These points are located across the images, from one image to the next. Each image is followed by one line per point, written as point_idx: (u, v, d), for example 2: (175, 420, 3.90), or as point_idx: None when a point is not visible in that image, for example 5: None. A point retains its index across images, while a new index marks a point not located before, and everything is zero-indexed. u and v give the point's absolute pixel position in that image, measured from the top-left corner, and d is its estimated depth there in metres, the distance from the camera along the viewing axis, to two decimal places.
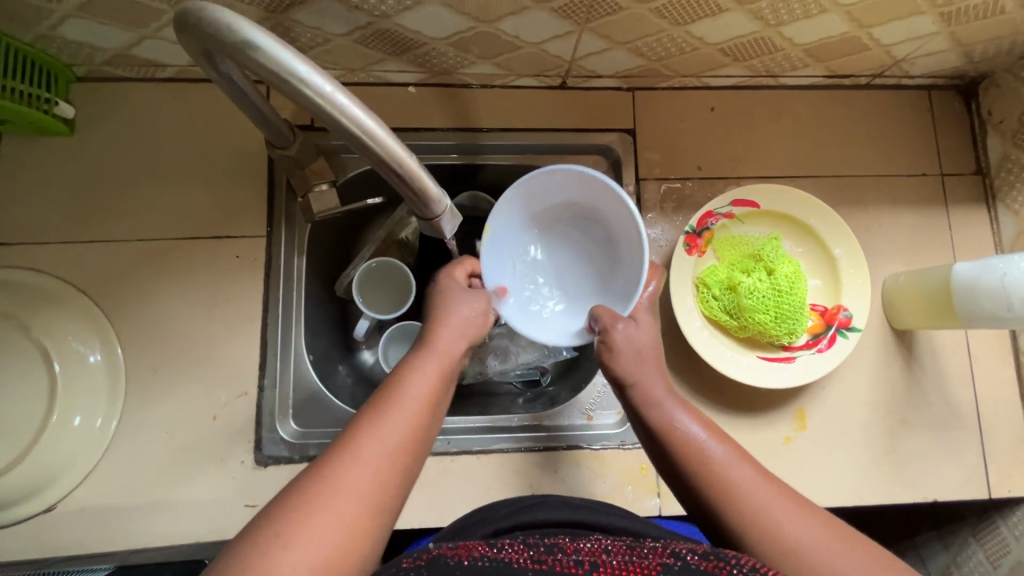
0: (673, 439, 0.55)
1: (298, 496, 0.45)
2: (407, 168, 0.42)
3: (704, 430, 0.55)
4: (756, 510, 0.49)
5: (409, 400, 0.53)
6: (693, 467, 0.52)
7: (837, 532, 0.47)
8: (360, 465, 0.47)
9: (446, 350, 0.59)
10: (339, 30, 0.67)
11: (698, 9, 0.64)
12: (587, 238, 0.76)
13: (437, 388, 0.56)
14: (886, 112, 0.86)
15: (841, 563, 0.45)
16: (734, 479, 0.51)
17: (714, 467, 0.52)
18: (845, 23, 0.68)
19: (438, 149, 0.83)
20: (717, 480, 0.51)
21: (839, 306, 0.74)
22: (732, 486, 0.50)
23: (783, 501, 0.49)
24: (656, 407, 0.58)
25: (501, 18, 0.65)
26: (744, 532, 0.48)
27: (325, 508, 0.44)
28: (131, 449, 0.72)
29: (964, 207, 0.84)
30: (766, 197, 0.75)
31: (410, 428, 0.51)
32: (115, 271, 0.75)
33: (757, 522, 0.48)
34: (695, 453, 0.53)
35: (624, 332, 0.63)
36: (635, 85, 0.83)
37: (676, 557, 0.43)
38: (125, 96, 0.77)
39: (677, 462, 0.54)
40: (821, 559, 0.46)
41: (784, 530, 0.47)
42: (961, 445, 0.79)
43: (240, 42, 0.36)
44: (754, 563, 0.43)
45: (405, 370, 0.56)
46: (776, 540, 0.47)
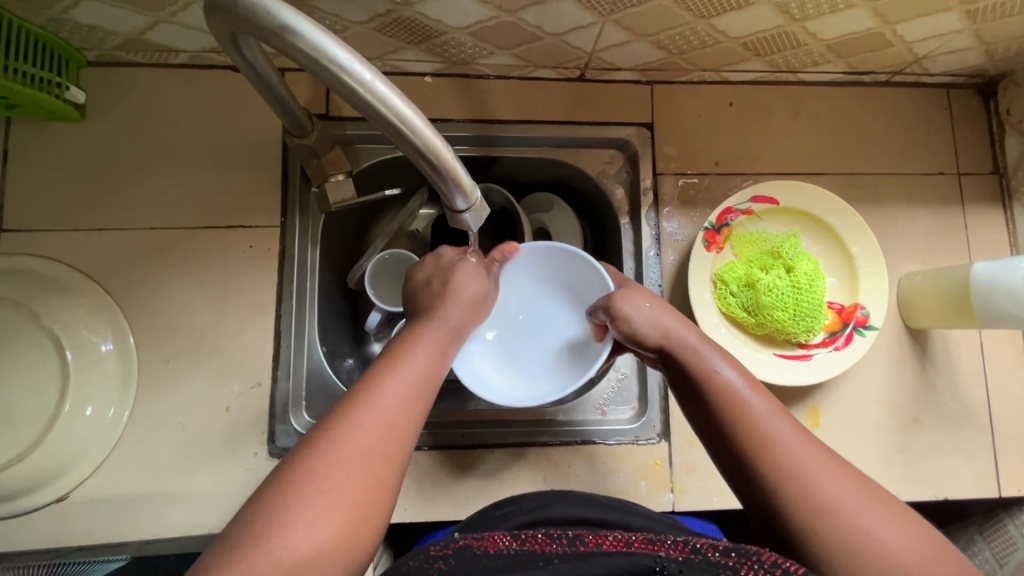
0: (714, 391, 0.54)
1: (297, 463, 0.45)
2: (442, 159, 0.39)
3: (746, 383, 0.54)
4: (797, 468, 0.48)
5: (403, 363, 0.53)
6: (740, 422, 0.51)
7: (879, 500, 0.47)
8: (364, 431, 0.47)
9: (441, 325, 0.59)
10: (358, 18, 0.66)
11: (723, 2, 0.63)
12: (528, 316, 0.77)
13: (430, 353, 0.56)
14: (905, 110, 0.85)
15: (878, 526, 0.45)
16: (779, 439, 0.50)
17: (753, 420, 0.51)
18: (870, 19, 0.67)
19: (454, 141, 0.82)
20: (758, 433, 0.50)
21: (856, 304, 0.74)
22: (776, 446, 0.49)
23: (825, 462, 0.48)
24: (699, 361, 0.57)
25: (524, 8, 0.64)
26: (782, 486, 0.48)
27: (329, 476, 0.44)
28: (143, 439, 0.72)
29: (981, 207, 0.84)
30: (785, 194, 0.74)
31: (409, 389, 0.51)
32: (126, 259, 0.74)
33: (795, 476, 0.48)
34: (735, 405, 0.52)
35: (634, 301, 0.62)
36: (654, 79, 0.82)
37: (691, 551, 0.42)
38: (138, 82, 0.76)
39: (721, 417, 0.53)
40: (860, 518, 0.45)
41: (824, 492, 0.46)
42: (973, 444, 0.79)
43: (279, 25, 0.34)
44: (775, 559, 0.41)
45: (403, 338, 0.56)
46: (809, 497, 0.47)
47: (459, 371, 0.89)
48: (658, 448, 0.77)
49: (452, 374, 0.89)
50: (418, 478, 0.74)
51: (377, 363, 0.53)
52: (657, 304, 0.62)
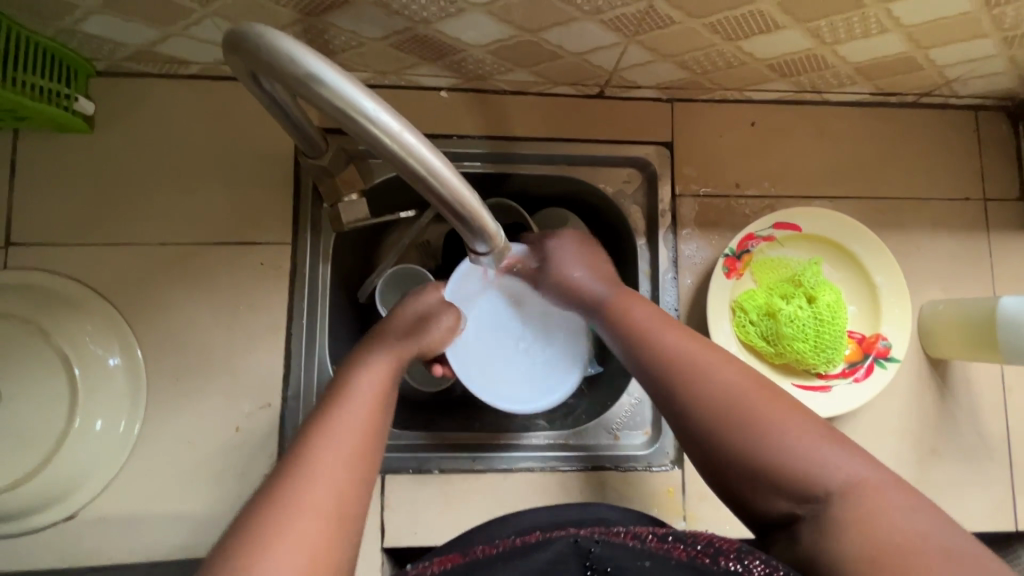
0: (620, 316, 0.63)
1: (257, 513, 0.44)
2: (470, 208, 0.38)
3: (645, 309, 0.62)
4: (689, 363, 0.55)
5: (357, 398, 0.54)
6: (637, 337, 0.60)
7: (768, 391, 0.51)
8: (317, 469, 0.47)
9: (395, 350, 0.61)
10: (375, 34, 0.64)
11: (752, 26, 0.61)
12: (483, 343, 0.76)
13: (385, 387, 0.57)
14: (931, 133, 0.83)
15: (759, 402, 0.51)
16: (674, 347, 0.57)
17: (647, 333, 0.59)
18: (904, 43, 0.65)
19: (469, 157, 0.80)
20: (652, 350, 0.58)
21: (878, 335, 0.72)
22: (670, 351, 0.57)
23: (709, 355, 0.56)
24: (606, 293, 0.66)
25: (546, 28, 0.62)
26: (684, 394, 0.53)
27: (294, 504, 0.45)
28: (152, 457, 0.71)
29: (1007, 234, 0.82)
30: (808, 221, 0.73)
31: (365, 419, 0.53)
32: (135, 275, 0.73)
33: (688, 380, 0.54)
34: (635, 332, 0.60)
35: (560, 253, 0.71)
36: (675, 97, 0.80)
37: (635, 538, 0.44)
38: (148, 93, 0.75)
39: (625, 334, 0.61)
40: (744, 406, 0.50)
41: (711, 378, 0.53)
42: (990, 476, 0.78)
43: (304, 76, 0.32)
44: (710, 540, 0.44)
45: (353, 371, 0.57)
46: (699, 395, 0.53)
47: (468, 387, 0.89)
48: (671, 475, 0.76)
49: (461, 390, 0.89)
50: (428, 502, 0.73)
51: (331, 395, 0.55)
52: (589, 268, 0.69)
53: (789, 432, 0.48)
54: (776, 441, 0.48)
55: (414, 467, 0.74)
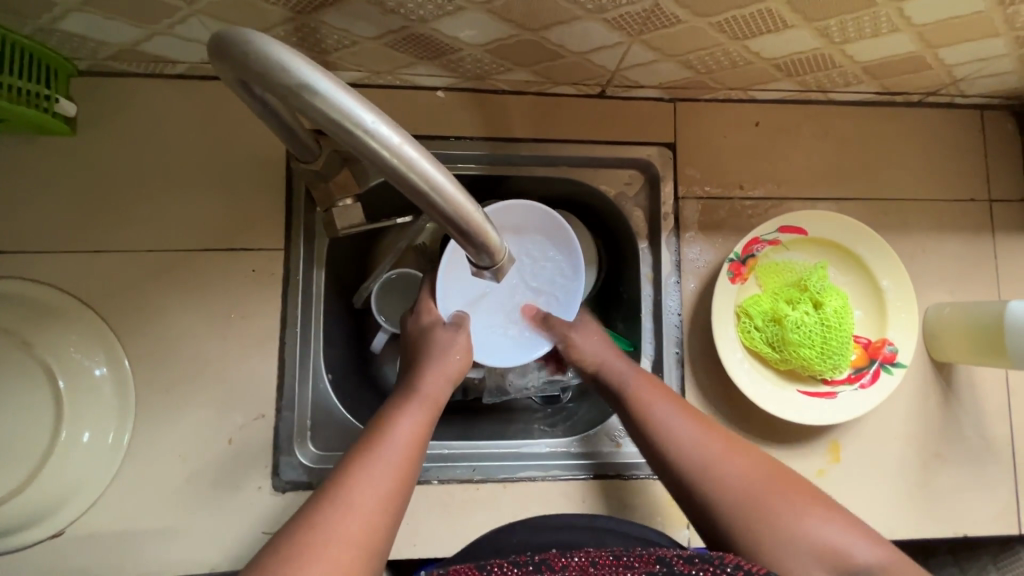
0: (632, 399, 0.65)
1: (286, 544, 0.45)
2: (473, 223, 0.36)
3: (660, 392, 0.65)
4: (705, 455, 0.58)
5: (397, 441, 0.55)
6: (650, 424, 0.62)
7: (785, 478, 0.56)
8: (349, 510, 0.48)
9: (430, 396, 0.61)
10: (369, 33, 0.62)
11: (760, 25, 0.59)
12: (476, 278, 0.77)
13: (422, 432, 0.57)
14: (936, 132, 0.82)
15: (778, 498, 0.54)
16: (686, 438, 0.60)
17: (660, 415, 0.62)
18: (914, 43, 0.64)
19: (467, 159, 0.78)
20: (671, 441, 0.60)
21: (884, 339, 0.71)
22: (684, 443, 0.59)
23: (725, 447, 0.59)
24: (615, 370, 0.68)
25: (548, 27, 0.60)
26: (700, 489, 0.57)
27: (323, 547, 0.45)
28: (142, 470, 0.69)
29: (1012, 235, 0.81)
30: (814, 224, 0.71)
31: (400, 464, 0.53)
32: (122, 283, 0.70)
33: (710, 473, 0.57)
34: (652, 419, 0.62)
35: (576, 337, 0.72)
36: (677, 96, 0.78)
37: (661, 564, 0.45)
38: (132, 94, 0.72)
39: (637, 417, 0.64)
40: (769, 496, 0.54)
41: (727, 473, 0.56)
42: (995, 480, 0.77)
43: (295, 85, 0.30)
44: (736, 561, 0.45)
45: (392, 414, 0.58)
46: (724, 488, 0.56)
47: (467, 391, 0.88)
48: None
49: (459, 396, 0.88)
50: (428, 514, 0.71)
51: (367, 437, 0.55)
52: (603, 339, 0.72)
53: (810, 529, 0.52)
54: (796, 536, 0.52)
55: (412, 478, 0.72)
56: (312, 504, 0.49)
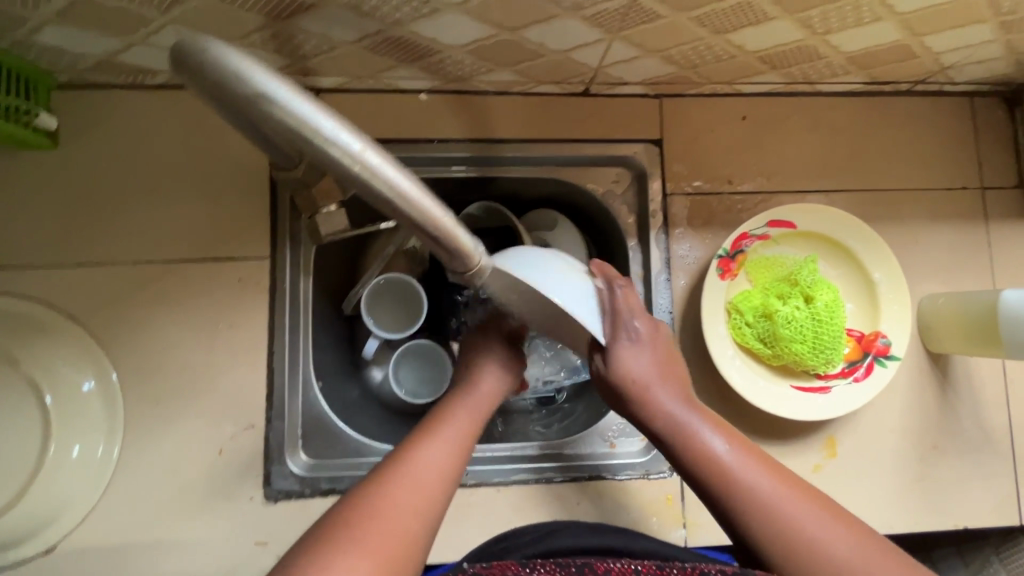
0: (693, 451, 0.57)
1: (352, 510, 0.49)
2: (443, 228, 0.36)
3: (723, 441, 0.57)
4: (774, 513, 0.53)
5: (451, 430, 0.59)
6: (716, 479, 0.55)
7: (863, 540, 0.51)
8: (407, 482, 0.52)
9: (480, 395, 0.64)
10: (347, 37, 0.61)
11: (740, 17, 0.59)
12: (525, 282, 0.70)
13: (472, 424, 0.61)
14: (926, 121, 0.81)
15: (855, 560, 0.50)
16: (757, 493, 0.54)
17: (726, 472, 0.55)
18: (899, 31, 0.63)
19: (453, 161, 0.77)
20: (745, 494, 0.54)
21: (877, 332, 0.70)
22: (755, 501, 0.53)
23: (797, 503, 0.53)
24: (673, 422, 0.60)
25: (525, 26, 0.59)
26: (776, 555, 0.52)
27: (380, 523, 0.48)
28: (133, 483, 0.68)
29: (1005, 222, 0.80)
30: (803, 217, 0.71)
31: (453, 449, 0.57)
32: (106, 296, 0.70)
33: (784, 536, 0.52)
34: (725, 476, 0.55)
35: (623, 352, 0.60)
36: (662, 92, 0.78)
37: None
38: (113, 105, 0.71)
39: (698, 474, 0.56)
40: (855, 573, 0.49)
41: (802, 532, 0.51)
42: (994, 471, 0.77)
43: (250, 93, 0.29)
44: None
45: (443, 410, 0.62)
46: (807, 555, 0.51)
47: None
48: (669, 482, 0.74)
49: None
50: None
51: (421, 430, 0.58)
52: (656, 364, 0.61)
53: None
54: None
55: None
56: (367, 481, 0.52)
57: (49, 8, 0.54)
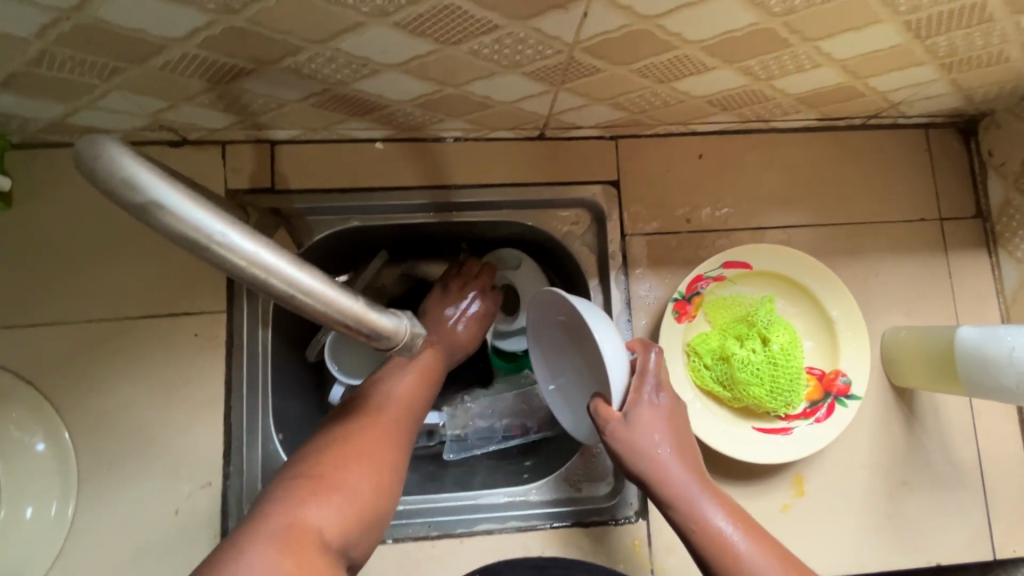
0: (703, 535, 0.56)
1: (332, 442, 0.55)
2: (355, 315, 0.36)
3: (730, 523, 0.57)
4: None
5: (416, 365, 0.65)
6: (727, 568, 0.55)
7: None
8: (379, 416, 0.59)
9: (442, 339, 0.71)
10: (293, 96, 0.62)
11: (681, 68, 0.59)
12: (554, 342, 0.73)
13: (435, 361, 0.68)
14: (882, 154, 0.82)
15: None
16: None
17: (737, 560, 0.54)
18: (841, 75, 0.63)
19: (410, 208, 0.77)
20: None
21: (838, 371, 0.70)
22: None
23: None
24: (685, 504, 0.58)
25: (468, 82, 0.60)
26: None
27: (358, 448, 0.55)
28: (86, 547, 0.67)
29: (965, 252, 0.80)
30: (758, 257, 0.70)
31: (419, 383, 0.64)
32: (61, 356, 0.69)
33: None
34: (735, 560, 0.55)
35: (642, 412, 0.60)
36: (618, 134, 0.78)
37: None
38: (68, 163, 0.71)
39: (710, 560, 0.56)
40: None
41: None
42: (964, 505, 0.76)
43: (140, 204, 0.28)
44: None
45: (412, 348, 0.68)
46: None
47: (430, 436, 0.86)
48: (636, 527, 0.73)
49: (424, 441, 0.86)
50: None
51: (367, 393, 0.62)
52: (673, 444, 0.59)
53: None
54: None
55: None
56: (323, 441, 0.56)
57: None
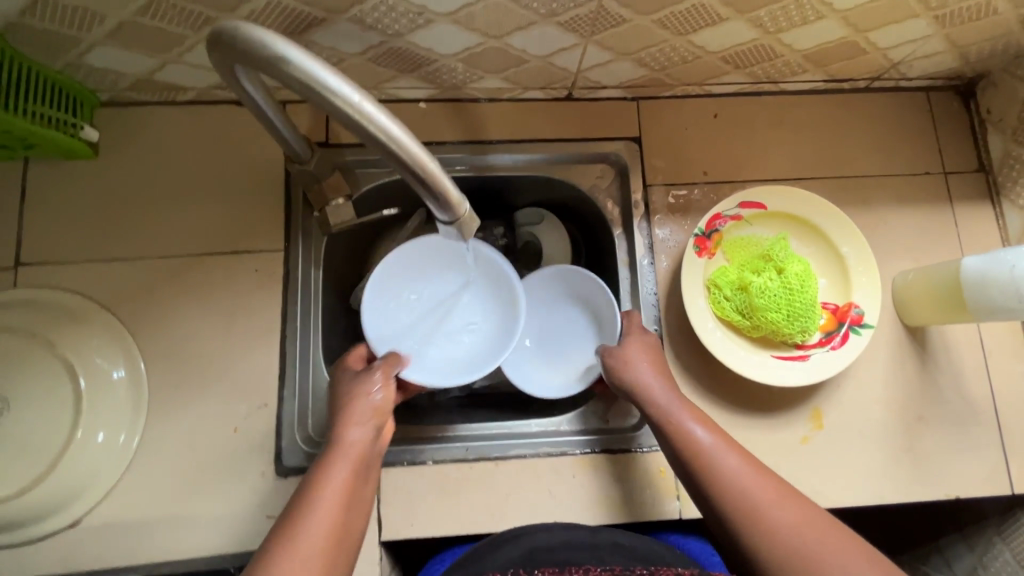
0: (680, 440, 0.63)
1: None
2: (428, 171, 0.44)
3: (706, 434, 0.63)
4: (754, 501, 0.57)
5: (333, 485, 0.57)
6: (700, 471, 0.61)
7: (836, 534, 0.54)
8: (295, 553, 0.51)
9: (357, 443, 0.61)
10: (354, 50, 0.70)
11: (698, 19, 0.66)
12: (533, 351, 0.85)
13: (358, 469, 0.59)
14: (886, 114, 0.88)
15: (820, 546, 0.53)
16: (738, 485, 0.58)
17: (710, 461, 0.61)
18: (842, 28, 0.70)
19: (449, 162, 0.85)
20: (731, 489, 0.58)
21: (850, 303, 0.75)
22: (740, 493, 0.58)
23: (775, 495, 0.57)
24: (664, 416, 0.65)
25: (508, 33, 0.67)
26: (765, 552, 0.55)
27: None
28: (153, 461, 0.73)
29: (969, 204, 0.85)
30: (771, 199, 0.76)
31: (338, 503, 0.56)
32: (136, 288, 0.76)
33: (764, 527, 0.55)
34: (723, 478, 0.59)
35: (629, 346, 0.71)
36: (639, 95, 0.85)
37: None
38: (147, 119, 0.80)
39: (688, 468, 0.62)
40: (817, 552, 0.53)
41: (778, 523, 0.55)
42: (980, 441, 0.78)
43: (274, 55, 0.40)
44: None
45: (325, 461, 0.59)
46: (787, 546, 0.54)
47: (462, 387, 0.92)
48: (660, 454, 0.77)
49: (456, 392, 0.92)
50: (424, 494, 0.74)
51: (298, 500, 0.56)
52: (657, 371, 0.69)
53: None
54: None
55: (408, 459, 0.75)
56: None
57: (100, 28, 0.63)
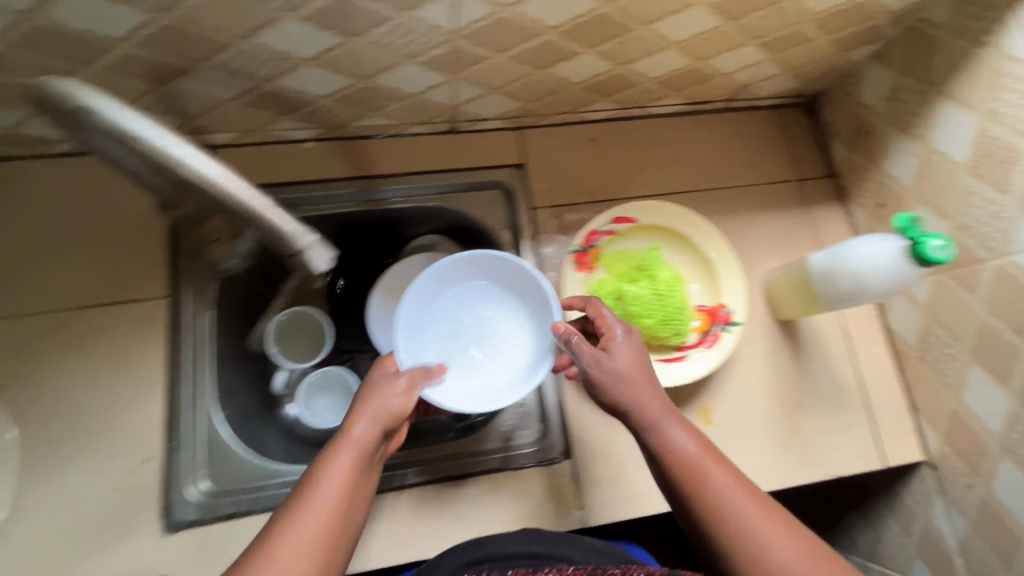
0: (671, 456, 0.57)
1: None
2: None
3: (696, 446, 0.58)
4: (752, 537, 0.52)
5: (324, 492, 0.51)
6: (690, 487, 0.55)
7: None
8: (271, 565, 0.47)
9: (359, 443, 0.55)
10: (226, 95, 0.72)
11: (550, 54, 0.72)
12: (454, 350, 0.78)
13: (357, 472, 0.54)
14: (744, 131, 0.97)
15: None
16: (738, 515, 0.53)
17: (708, 484, 0.55)
18: (684, 57, 0.78)
19: (340, 199, 0.87)
20: (726, 516, 0.53)
21: (720, 304, 0.80)
22: (736, 519, 0.53)
23: (794, 542, 0.52)
24: (656, 427, 0.59)
25: (376, 74, 0.71)
26: None
27: None
28: (26, 532, 0.68)
29: (823, 206, 0.95)
30: (641, 213, 0.82)
31: (332, 507, 0.51)
32: (7, 349, 0.73)
33: None
34: (732, 520, 0.53)
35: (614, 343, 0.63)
36: (520, 125, 0.91)
37: None
38: (18, 174, 0.78)
39: (679, 483, 0.56)
40: None
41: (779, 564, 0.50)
42: (854, 421, 0.85)
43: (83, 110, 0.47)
44: None
45: (320, 463, 0.54)
46: None
47: None
48: (562, 466, 0.79)
49: None
50: None
51: (298, 492, 0.52)
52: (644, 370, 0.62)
53: None
54: None
55: None
56: None
57: None
